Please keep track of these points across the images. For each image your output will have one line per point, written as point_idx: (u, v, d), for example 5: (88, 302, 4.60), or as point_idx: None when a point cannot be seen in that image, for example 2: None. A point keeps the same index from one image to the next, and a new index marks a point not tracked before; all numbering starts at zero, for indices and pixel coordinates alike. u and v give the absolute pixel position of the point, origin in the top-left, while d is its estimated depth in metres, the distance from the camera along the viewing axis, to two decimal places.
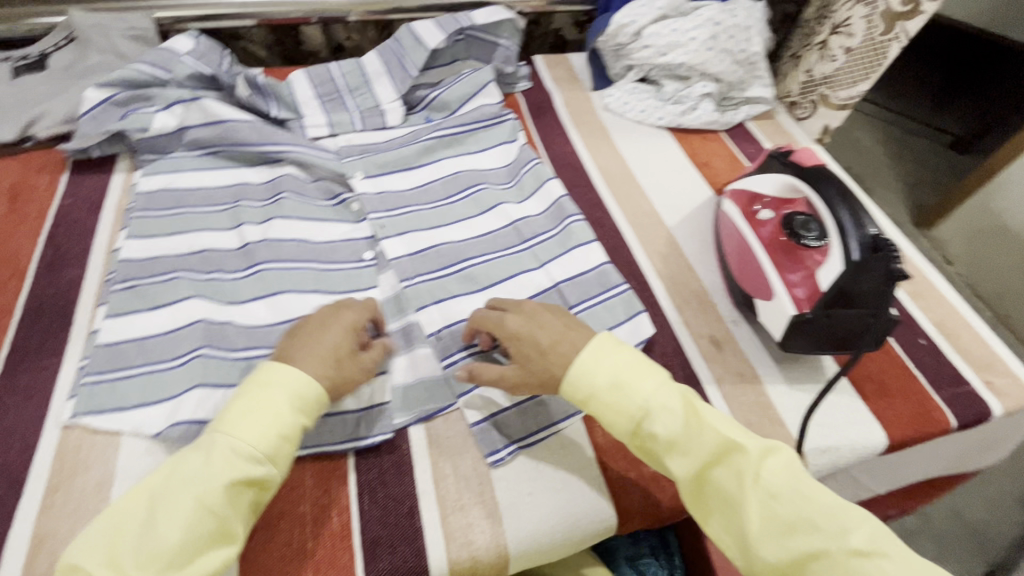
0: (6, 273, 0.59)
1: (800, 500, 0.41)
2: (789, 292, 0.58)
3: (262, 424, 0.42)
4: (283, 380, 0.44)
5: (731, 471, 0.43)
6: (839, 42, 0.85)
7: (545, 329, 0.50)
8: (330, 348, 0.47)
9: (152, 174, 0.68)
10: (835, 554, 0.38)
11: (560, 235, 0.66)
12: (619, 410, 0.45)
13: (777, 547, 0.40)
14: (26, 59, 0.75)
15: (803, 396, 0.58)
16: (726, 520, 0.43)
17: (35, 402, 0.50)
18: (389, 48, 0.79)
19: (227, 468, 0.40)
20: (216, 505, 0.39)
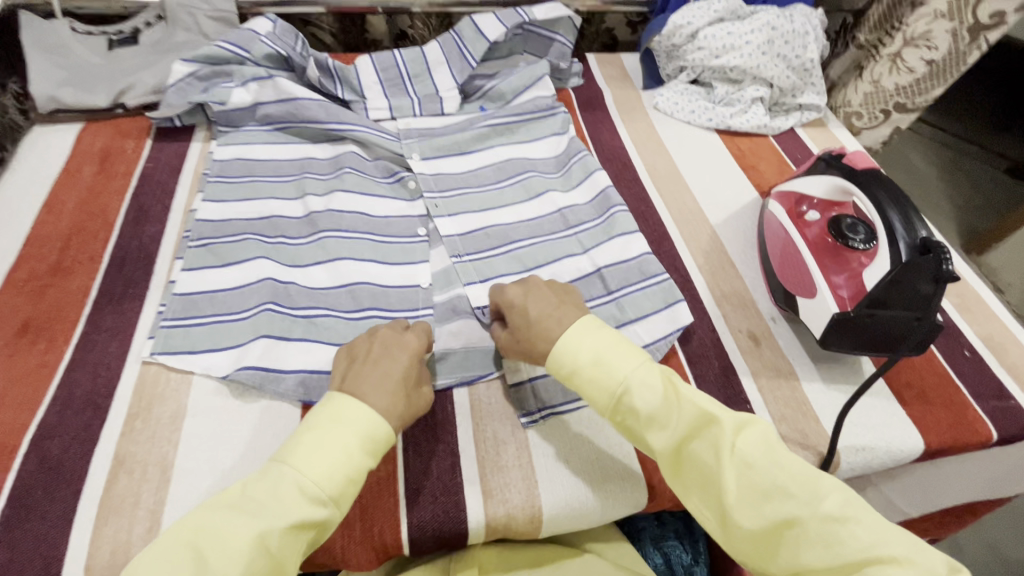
0: (96, 225, 0.64)
1: (776, 469, 0.40)
2: (832, 291, 0.58)
3: (332, 460, 0.40)
4: (355, 418, 0.42)
5: (705, 444, 0.42)
6: (917, 55, 0.86)
7: (532, 302, 0.51)
8: (396, 384, 0.45)
9: (226, 144, 0.72)
10: (808, 521, 0.38)
11: (604, 223, 0.68)
12: (600, 385, 0.45)
13: (753, 514, 0.40)
14: (120, 34, 0.80)
15: (838, 395, 0.59)
16: (704, 492, 0.42)
17: (118, 340, 0.55)
18: (449, 39, 0.83)
19: (295, 507, 0.39)
20: (276, 545, 0.38)
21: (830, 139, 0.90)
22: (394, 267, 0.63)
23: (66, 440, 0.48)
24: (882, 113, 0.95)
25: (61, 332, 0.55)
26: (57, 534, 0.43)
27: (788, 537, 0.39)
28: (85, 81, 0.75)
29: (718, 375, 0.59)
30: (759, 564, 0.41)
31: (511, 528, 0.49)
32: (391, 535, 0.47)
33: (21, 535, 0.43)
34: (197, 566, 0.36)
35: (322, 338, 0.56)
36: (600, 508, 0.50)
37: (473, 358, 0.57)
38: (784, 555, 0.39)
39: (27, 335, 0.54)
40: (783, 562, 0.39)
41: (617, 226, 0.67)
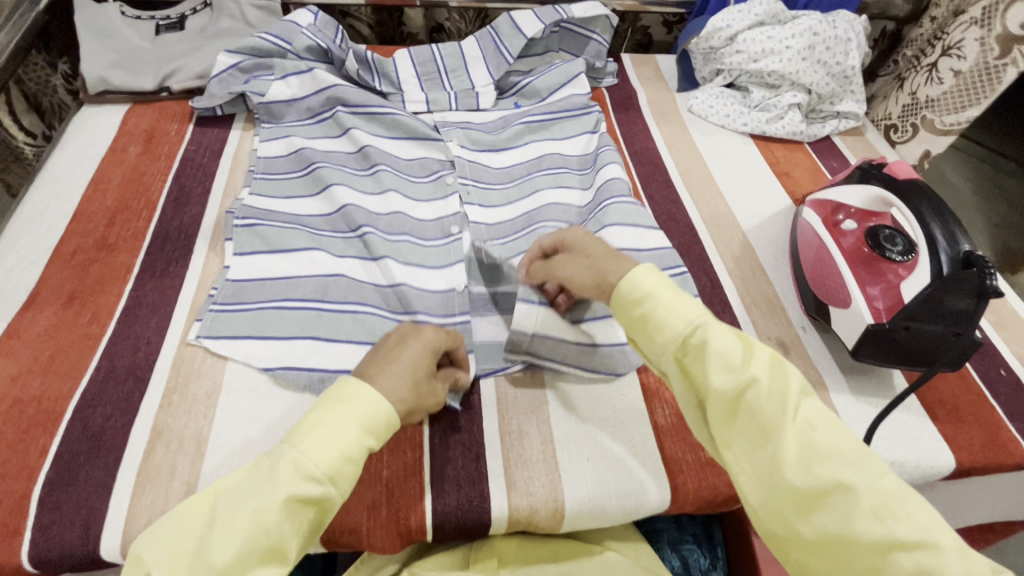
0: (140, 204, 0.66)
1: (835, 436, 0.40)
2: (868, 302, 0.58)
3: (330, 440, 0.38)
4: (361, 399, 0.40)
5: (771, 393, 0.41)
6: (948, 64, 0.82)
7: (592, 243, 0.52)
8: (413, 373, 0.43)
9: (270, 140, 0.73)
10: (861, 489, 0.37)
11: (595, 219, 0.65)
12: (676, 313, 0.45)
13: (803, 473, 0.39)
14: (167, 19, 0.83)
15: (867, 407, 0.58)
16: (755, 442, 0.41)
17: (159, 315, 0.57)
18: (487, 34, 0.83)
19: (287, 482, 0.37)
20: (271, 523, 0.36)
21: (867, 148, 0.88)
22: (432, 272, 0.63)
23: (107, 409, 0.50)
24: (911, 129, 0.88)
25: (105, 305, 0.57)
26: (97, 498, 0.45)
27: (834, 502, 0.38)
28: (133, 64, 0.77)
29: None
30: (790, 527, 0.39)
31: (534, 520, 0.49)
32: (416, 520, 0.47)
33: (64, 498, 0.45)
34: (202, 548, 0.36)
35: (354, 325, 0.56)
36: (623, 506, 0.50)
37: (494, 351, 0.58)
38: (824, 520, 0.38)
39: (73, 307, 0.56)
40: (821, 527, 0.38)
41: (611, 216, 0.64)
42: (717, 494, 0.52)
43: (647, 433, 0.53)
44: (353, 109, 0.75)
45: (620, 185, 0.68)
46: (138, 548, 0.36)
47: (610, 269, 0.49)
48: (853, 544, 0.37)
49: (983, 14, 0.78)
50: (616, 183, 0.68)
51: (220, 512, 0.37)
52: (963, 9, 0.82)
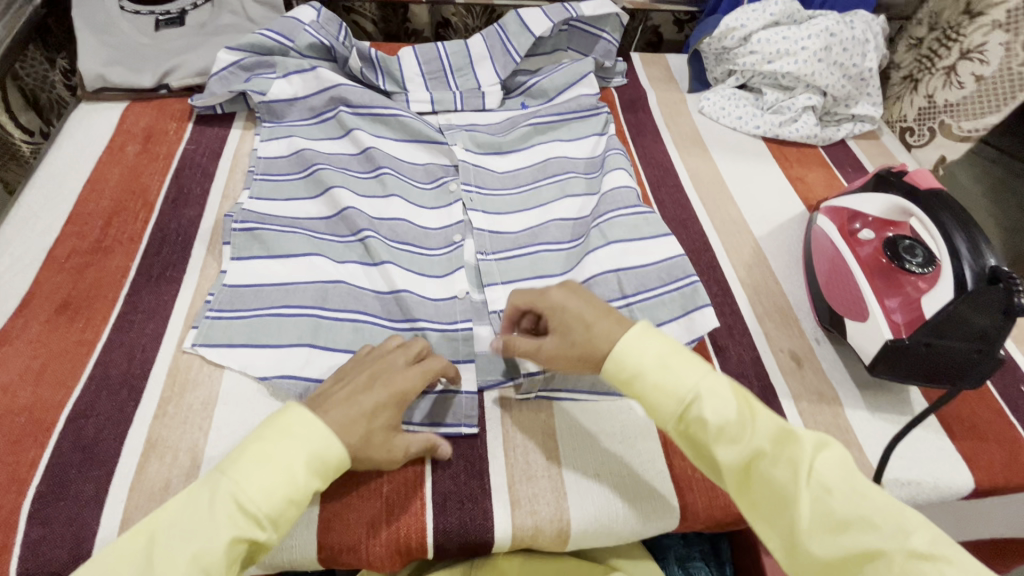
0: (137, 204, 0.65)
1: (857, 497, 0.37)
2: (886, 318, 0.56)
3: (273, 479, 0.37)
4: (305, 434, 0.39)
5: (780, 462, 0.39)
6: (969, 69, 0.79)
7: (573, 305, 0.48)
8: (365, 411, 0.43)
9: (271, 140, 0.72)
10: (893, 555, 0.35)
11: (581, 244, 0.64)
12: (667, 392, 0.43)
13: (828, 543, 0.37)
14: (167, 15, 0.80)
15: (883, 423, 0.56)
16: (773, 514, 0.39)
17: (156, 321, 0.55)
18: (493, 32, 0.81)
19: (228, 522, 0.36)
20: (209, 568, 0.35)
21: (883, 153, 0.86)
22: (434, 281, 0.61)
23: (100, 420, 0.48)
24: (928, 134, 0.86)
25: (99, 312, 0.55)
26: (88, 513, 0.44)
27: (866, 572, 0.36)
28: (132, 60, 0.76)
29: (757, 397, 0.57)
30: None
31: (538, 539, 0.47)
32: (417, 539, 0.46)
33: (54, 512, 0.44)
34: None
35: (355, 335, 0.55)
36: (630, 524, 0.48)
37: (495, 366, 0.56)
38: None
39: (67, 312, 0.55)
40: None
41: (613, 232, 0.63)
42: (728, 514, 0.50)
43: (657, 450, 0.51)
44: (357, 110, 0.73)
45: (616, 197, 0.66)
46: None
47: (597, 350, 0.46)
48: None
49: (1007, 17, 0.74)
50: (613, 194, 0.67)
51: (155, 554, 0.35)
52: (978, 9, 0.78)
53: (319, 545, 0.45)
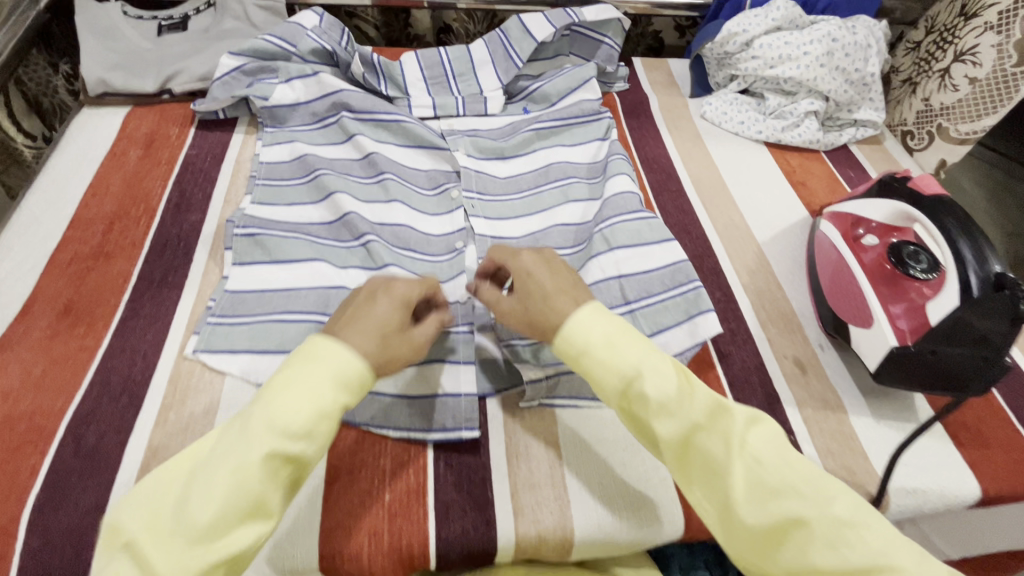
0: (138, 209, 0.64)
1: (785, 468, 0.40)
2: (891, 325, 0.56)
3: (302, 398, 0.38)
4: (329, 357, 0.40)
5: (715, 435, 0.41)
6: (963, 71, 0.79)
7: (538, 274, 0.48)
8: (382, 323, 0.43)
9: (274, 145, 0.72)
10: (816, 522, 0.37)
11: (581, 250, 0.64)
12: (611, 368, 0.43)
13: (759, 511, 0.39)
14: (170, 20, 0.81)
15: (889, 431, 0.56)
16: (710, 486, 0.41)
17: (157, 327, 0.55)
18: (495, 37, 0.81)
19: (262, 440, 0.37)
20: (249, 481, 0.36)
21: (886, 158, 0.86)
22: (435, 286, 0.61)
23: (101, 427, 0.48)
24: (927, 137, 0.84)
25: (101, 317, 0.55)
26: (89, 522, 0.43)
27: (794, 537, 0.38)
28: (135, 65, 0.76)
29: (761, 404, 0.57)
30: (754, 560, 0.40)
31: (540, 548, 0.47)
32: (419, 547, 0.46)
33: (54, 521, 0.43)
34: (185, 506, 0.36)
35: None
36: (634, 533, 0.48)
37: (495, 371, 0.56)
38: (786, 555, 0.38)
39: (68, 317, 0.55)
40: (785, 564, 0.38)
41: (616, 239, 0.64)
42: None
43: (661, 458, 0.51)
44: (360, 115, 0.73)
45: (620, 202, 0.67)
46: (116, 518, 0.38)
47: (549, 320, 0.46)
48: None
49: (999, 19, 0.74)
50: (617, 200, 0.67)
51: (198, 479, 0.37)
52: (974, 11, 0.78)
53: (320, 555, 0.45)
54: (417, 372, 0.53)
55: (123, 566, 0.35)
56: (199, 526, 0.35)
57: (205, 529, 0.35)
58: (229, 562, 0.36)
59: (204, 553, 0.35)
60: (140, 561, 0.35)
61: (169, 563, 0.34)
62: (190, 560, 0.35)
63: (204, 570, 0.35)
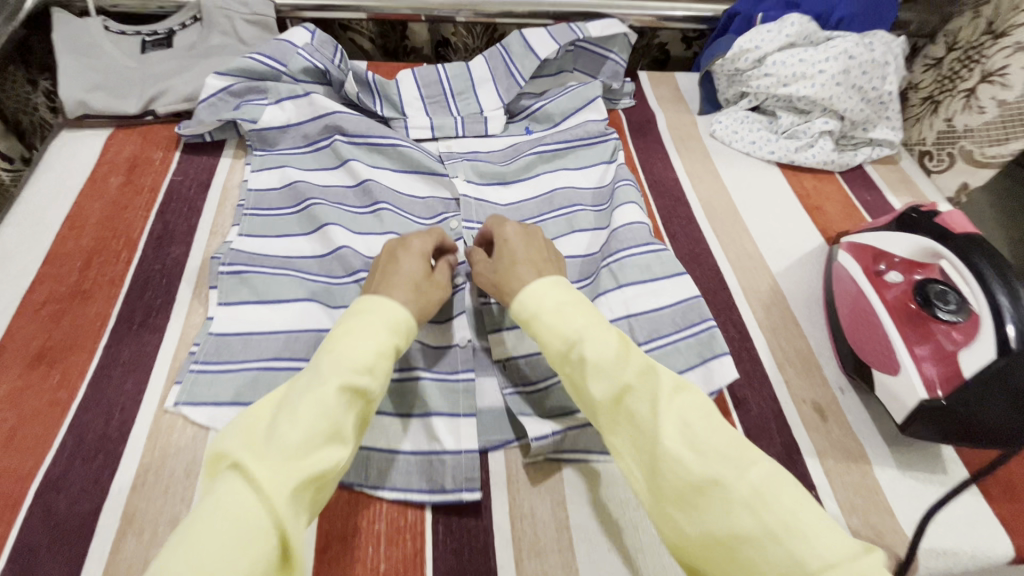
0: (118, 243, 0.61)
1: (709, 430, 0.40)
2: (919, 373, 0.52)
3: (366, 340, 0.42)
4: (383, 304, 0.46)
5: (644, 396, 0.42)
6: (990, 93, 0.75)
7: (511, 245, 0.55)
8: (414, 279, 0.51)
9: (262, 171, 0.68)
10: (734, 483, 0.37)
11: (590, 284, 0.61)
12: (555, 331, 0.46)
13: (681, 471, 0.38)
14: (154, 35, 0.77)
15: (914, 484, 0.53)
16: (637, 446, 0.41)
17: (136, 376, 0.52)
18: (496, 53, 0.77)
19: (337, 375, 0.40)
20: (331, 407, 0.39)
21: (902, 180, 0.82)
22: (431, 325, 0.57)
23: (73, 493, 0.45)
24: (948, 159, 0.82)
25: (75, 366, 0.51)
26: None
27: (713, 499, 0.37)
28: (116, 85, 0.72)
29: (780, 455, 0.54)
30: (677, 527, 0.38)
31: None
32: None
33: None
34: (273, 433, 0.37)
35: None
36: None
37: (499, 423, 0.53)
38: (707, 518, 0.37)
39: (41, 366, 0.51)
40: (703, 528, 0.37)
41: (625, 275, 0.61)
42: None
43: None
44: (353, 138, 0.69)
45: (628, 234, 0.63)
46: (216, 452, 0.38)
47: (509, 285, 0.51)
48: (735, 540, 0.35)
49: None
50: (625, 231, 0.63)
51: (281, 414, 0.38)
52: (1003, 28, 0.75)
53: None
54: (418, 424, 0.52)
55: (231, 484, 0.35)
56: (293, 445, 0.36)
57: (300, 444, 0.37)
58: (315, 484, 0.37)
59: (298, 466, 0.36)
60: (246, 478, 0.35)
61: (271, 479, 0.35)
62: (288, 475, 0.35)
63: (300, 486, 0.35)
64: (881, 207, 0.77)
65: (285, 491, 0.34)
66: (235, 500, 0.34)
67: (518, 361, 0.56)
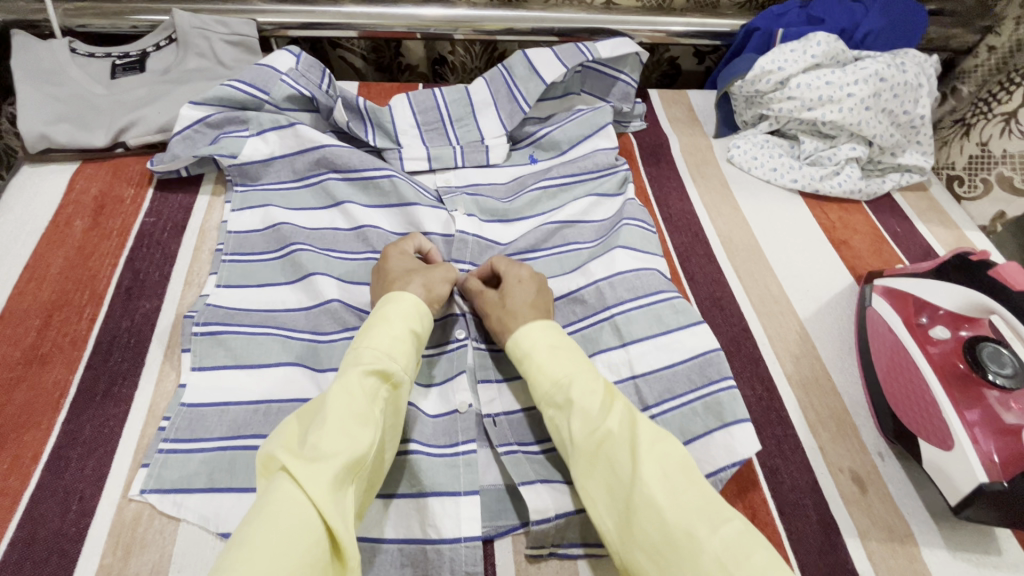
0: (82, 296, 0.55)
1: (685, 483, 0.38)
2: (976, 447, 0.47)
3: (388, 335, 0.44)
4: (392, 300, 0.47)
5: (623, 444, 0.41)
6: None
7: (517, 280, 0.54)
8: (411, 270, 0.53)
9: (243, 209, 0.62)
10: (705, 539, 0.35)
11: (589, 331, 0.56)
12: (545, 372, 0.45)
13: (652, 519, 0.37)
14: (126, 57, 0.72)
15: (969, 569, 0.46)
16: (610, 490, 0.40)
17: (98, 456, 0.46)
18: (498, 76, 0.71)
19: (363, 368, 0.41)
20: (358, 394, 0.39)
21: (934, 208, 0.76)
22: (429, 391, 0.53)
23: None
24: (982, 186, 0.76)
25: (29, 446, 0.46)
26: None
27: (680, 553, 0.35)
28: (83, 116, 0.66)
29: (818, 536, 0.48)
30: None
31: None
32: None
33: None
34: (308, 433, 0.37)
35: None
36: None
37: (500, 506, 0.47)
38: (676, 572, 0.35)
39: None
40: None
41: (630, 331, 0.54)
42: None
43: None
44: (346, 175, 0.64)
45: (635, 282, 0.57)
46: (264, 456, 0.37)
47: (511, 320, 0.50)
48: None
49: None
50: (632, 278, 0.57)
51: (314, 417, 0.38)
52: None
53: None
54: (410, 506, 0.45)
55: (279, 485, 0.34)
56: (331, 436, 0.36)
57: (338, 429, 0.37)
58: (354, 472, 0.36)
59: (334, 457, 0.35)
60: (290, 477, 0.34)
61: (311, 473, 0.34)
62: (327, 462, 0.35)
63: (339, 474, 0.35)
64: (914, 241, 0.72)
65: (326, 480, 0.34)
66: (284, 498, 0.33)
67: (504, 419, 0.51)
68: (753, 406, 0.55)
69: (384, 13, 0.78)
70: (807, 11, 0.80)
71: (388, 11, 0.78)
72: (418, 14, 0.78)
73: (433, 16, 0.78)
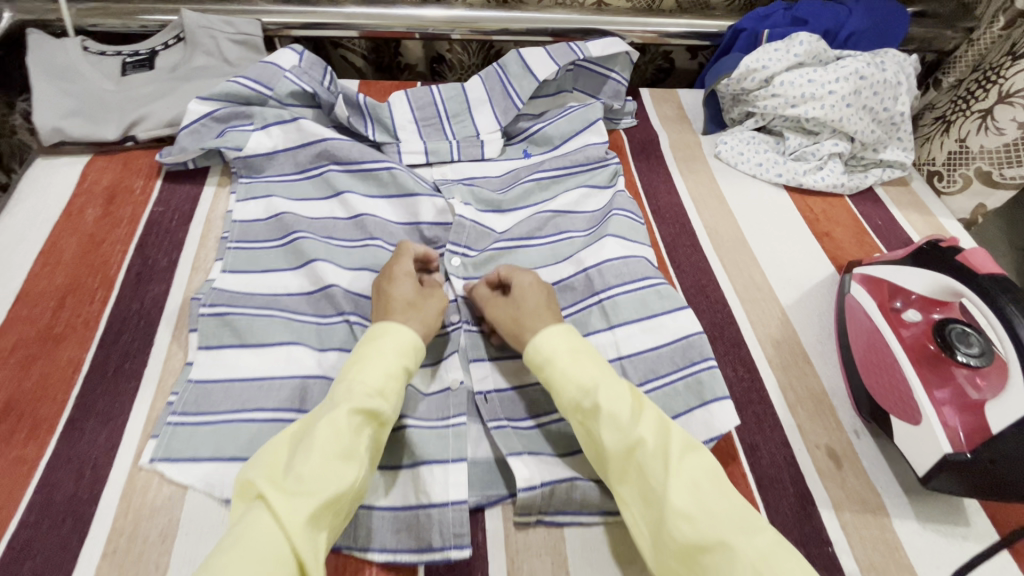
0: (94, 280, 0.58)
1: (717, 493, 0.40)
2: (942, 421, 0.50)
3: (379, 370, 0.45)
4: (393, 336, 0.47)
5: (656, 454, 0.42)
6: (1009, 114, 0.72)
7: (527, 291, 0.54)
8: (411, 300, 0.52)
9: (248, 200, 0.64)
10: (740, 546, 0.37)
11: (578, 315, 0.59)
12: (572, 377, 0.46)
13: (687, 528, 0.38)
14: (136, 55, 0.75)
15: (937, 539, 0.49)
16: (644, 499, 0.41)
17: (110, 428, 0.48)
18: (493, 74, 0.74)
19: (353, 405, 0.42)
20: (343, 432, 0.41)
21: (915, 202, 0.79)
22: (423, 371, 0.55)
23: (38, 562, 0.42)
24: (961, 180, 0.79)
25: (44, 419, 0.48)
26: None
27: (713, 562, 0.37)
28: (95, 111, 0.69)
29: (794, 507, 0.50)
30: None
31: None
32: None
33: None
34: (292, 463, 0.39)
35: None
36: None
37: (490, 478, 0.50)
38: None
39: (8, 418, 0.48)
40: None
41: (617, 315, 0.57)
42: None
43: None
44: (346, 167, 0.67)
45: (622, 268, 0.60)
46: (245, 479, 0.40)
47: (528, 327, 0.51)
48: None
49: None
50: (620, 265, 0.60)
51: (298, 449, 0.40)
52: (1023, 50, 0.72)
53: None
54: (405, 476, 0.48)
55: (255, 515, 0.36)
56: (310, 473, 0.38)
57: (319, 468, 0.39)
58: (330, 509, 0.38)
59: (309, 496, 0.37)
60: (269, 509, 0.37)
61: (288, 508, 0.36)
62: (303, 499, 0.37)
63: (313, 513, 0.37)
64: (894, 233, 0.74)
65: (300, 517, 0.36)
66: (257, 529, 0.36)
67: (495, 396, 0.54)
68: (734, 387, 0.58)
69: (384, 14, 0.81)
70: (792, 13, 0.82)
71: (388, 13, 0.81)
72: (417, 15, 0.81)
73: (431, 16, 0.81)
